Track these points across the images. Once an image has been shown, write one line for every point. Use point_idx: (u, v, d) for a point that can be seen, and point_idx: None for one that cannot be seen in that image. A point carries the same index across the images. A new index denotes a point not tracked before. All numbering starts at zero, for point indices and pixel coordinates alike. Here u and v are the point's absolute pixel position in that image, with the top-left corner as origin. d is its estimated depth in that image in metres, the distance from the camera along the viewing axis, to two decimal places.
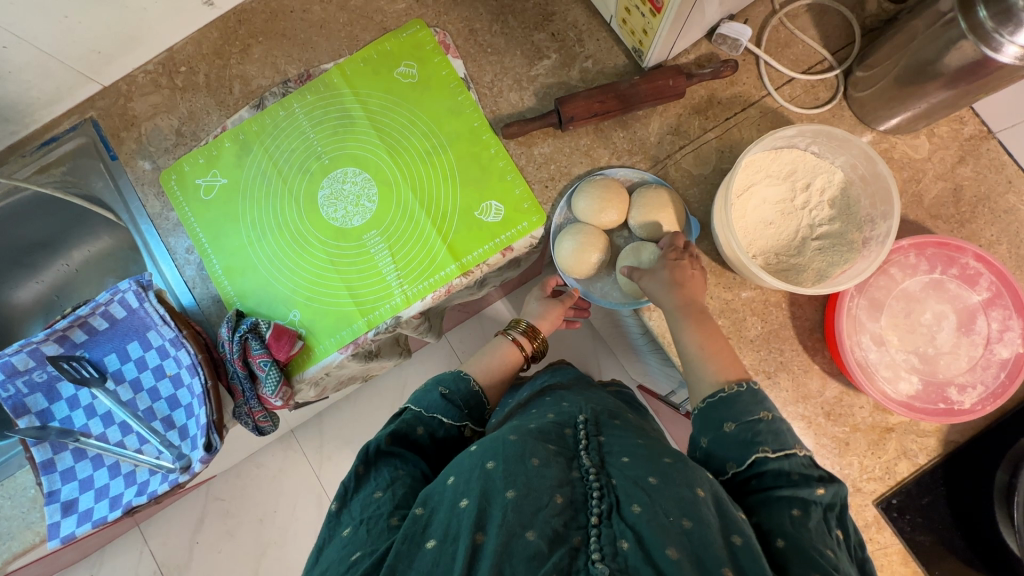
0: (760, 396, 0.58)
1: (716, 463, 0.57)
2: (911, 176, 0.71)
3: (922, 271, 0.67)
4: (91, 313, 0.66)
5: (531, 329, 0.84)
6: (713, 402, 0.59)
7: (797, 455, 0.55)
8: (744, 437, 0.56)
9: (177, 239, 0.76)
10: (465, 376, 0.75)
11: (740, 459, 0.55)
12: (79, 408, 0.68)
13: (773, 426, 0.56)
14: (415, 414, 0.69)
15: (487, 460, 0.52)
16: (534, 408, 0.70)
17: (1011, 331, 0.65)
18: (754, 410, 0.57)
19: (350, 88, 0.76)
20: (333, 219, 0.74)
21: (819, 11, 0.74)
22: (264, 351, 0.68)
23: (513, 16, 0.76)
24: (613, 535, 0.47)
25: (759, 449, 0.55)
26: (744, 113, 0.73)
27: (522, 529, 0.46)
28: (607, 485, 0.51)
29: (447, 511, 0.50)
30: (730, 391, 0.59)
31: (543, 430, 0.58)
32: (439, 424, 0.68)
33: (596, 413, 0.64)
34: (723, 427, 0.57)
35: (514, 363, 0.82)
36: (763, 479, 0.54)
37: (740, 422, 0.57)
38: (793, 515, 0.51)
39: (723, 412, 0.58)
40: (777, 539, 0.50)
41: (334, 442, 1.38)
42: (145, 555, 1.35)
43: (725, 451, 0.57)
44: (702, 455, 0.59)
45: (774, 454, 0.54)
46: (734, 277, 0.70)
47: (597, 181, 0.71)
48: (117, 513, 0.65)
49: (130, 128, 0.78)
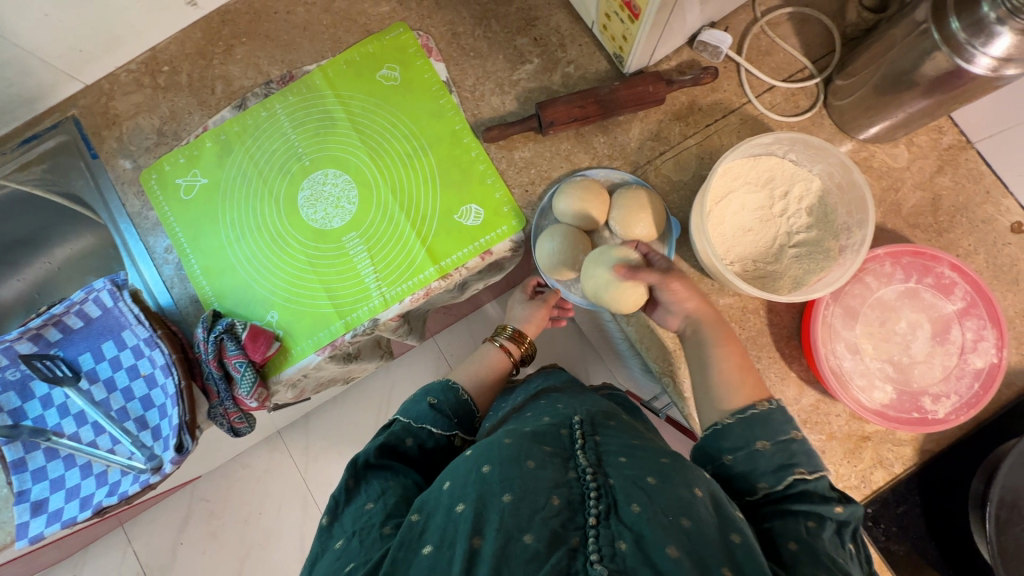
0: (791, 417, 0.58)
1: (743, 481, 0.56)
2: (889, 185, 0.72)
3: (897, 279, 0.67)
4: (65, 312, 0.65)
5: (517, 333, 0.85)
6: (745, 420, 0.58)
7: (826, 476, 0.55)
8: (779, 457, 0.55)
9: (156, 238, 0.76)
10: (453, 386, 0.75)
11: (773, 479, 0.55)
12: (52, 408, 0.68)
13: (805, 447, 0.56)
14: (404, 426, 0.68)
15: (482, 464, 0.52)
16: (528, 411, 0.71)
17: (985, 341, 0.65)
18: (788, 430, 0.57)
19: (333, 90, 0.76)
20: (313, 220, 0.74)
21: (800, 19, 0.74)
22: (240, 351, 0.68)
23: (495, 20, 0.77)
24: (611, 536, 0.46)
25: (793, 470, 0.54)
26: (725, 120, 0.73)
27: (519, 533, 0.46)
28: (605, 486, 0.51)
29: (443, 517, 0.50)
30: (764, 409, 0.58)
31: (538, 432, 0.58)
32: (428, 435, 0.68)
33: (591, 414, 0.65)
34: (756, 445, 0.56)
35: (503, 367, 0.83)
36: (790, 498, 0.54)
37: (774, 441, 0.56)
38: (809, 525, 0.51)
39: (756, 430, 0.57)
40: (789, 543, 0.50)
41: (319, 444, 1.38)
42: (129, 555, 1.34)
43: (756, 469, 0.56)
44: (726, 472, 0.58)
45: (807, 475, 0.54)
46: (713, 283, 0.71)
47: (577, 182, 0.71)
48: (88, 513, 0.65)
49: (112, 126, 0.78)
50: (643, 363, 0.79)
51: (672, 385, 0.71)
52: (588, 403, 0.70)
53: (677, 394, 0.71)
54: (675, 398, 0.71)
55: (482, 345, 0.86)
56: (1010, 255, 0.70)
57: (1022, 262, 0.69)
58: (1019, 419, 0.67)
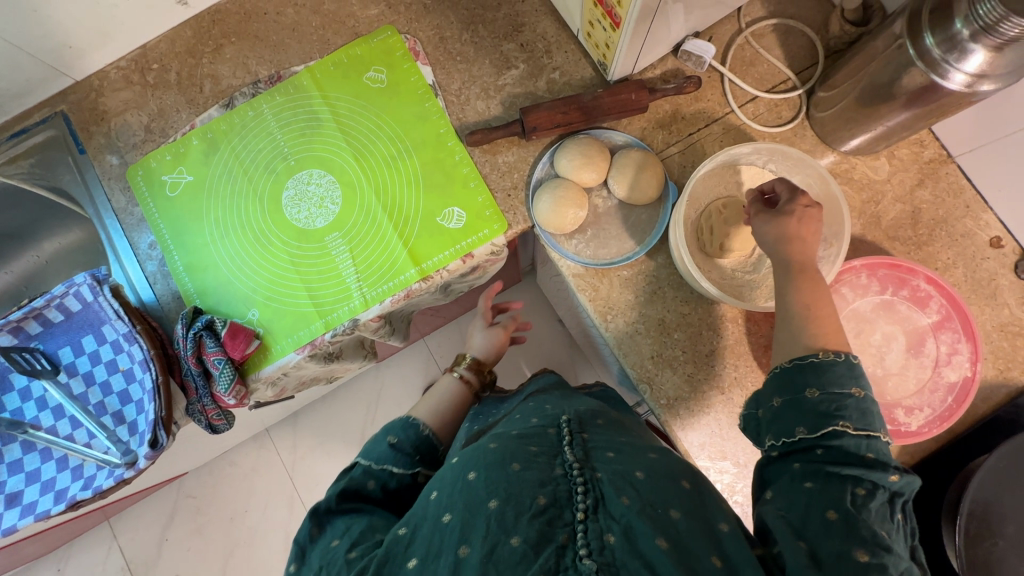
0: (857, 372, 0.50)
1: (782, 425, 0.51)
2: (870, 198, 0.72)
3: (873, 291, 0.67)
4: (46, 305, 0.66)
5: (477, 362, 0.87)
6: (800, 365, 0.52)
7: (879, 439, 0.48)
8: (827, 406, 0.49)
9: (141, 235, 0.76)
10: (413, 422, 0.72)
11: (814, 426, 0.49)
12: (31, 400, 0.68)
13: (862, 405, 0.49)
14: (364, 469, 0.65)
15: (469, 471, 0.53)
16: (517, 412, 0.72)
17: (960, 354, 0.65)
18: (846, 383, 0.49)
19: (320, 91, 0.77)
20: (296, 220, 0.75)
21: (785, 31, 0.75)
22: (219, 349, 0.68)
23: (483, 25, 0.77)
24: (599, 530, 0.46)
25: (838, 422, 0.48)
26: (708, 129, 0.74)
27: (505, 536, 0.46)
28: (592, 480, 0.51)
29: (430, 528, 0.50)
30: (825, 358, 0.51)
31: (525, 434, 0.59)
32: (390, 476, 0.65)
33: (579, 414, 0.65)
34: (804, 392, 0.50)
35: (466, 397, 0.84)
36: (832, 452, 0.47)
37: (825, 390, 0.50)
38: (856, 493, 0.45)
39: (808, 377, 0.51)
40: (828, 509, 0.44)
41: (307, 442, 1.38)
42: (113, 551, 1.34)
43: (798, 414, 0.50)
44: (771, 417, 0.52)
45: (854, 431, 0.47)
46: (692, 291, 0.71)
47: (580, 139, 0.73)
48: (61, 507, 0.65)
49: (100, 122, 0.79)
50: (624, 369, 0.78)
51: (648, 391, 0.70)
52: (578, 404, 0.70)
53: (654, 401, 0.70)
54: (651, 403, 0.71)
55: (442, 376, 0.87)
56: (988, 270, 0.70)
57: (1000, 277, 0.69)
58: (992, 433, 0.67)
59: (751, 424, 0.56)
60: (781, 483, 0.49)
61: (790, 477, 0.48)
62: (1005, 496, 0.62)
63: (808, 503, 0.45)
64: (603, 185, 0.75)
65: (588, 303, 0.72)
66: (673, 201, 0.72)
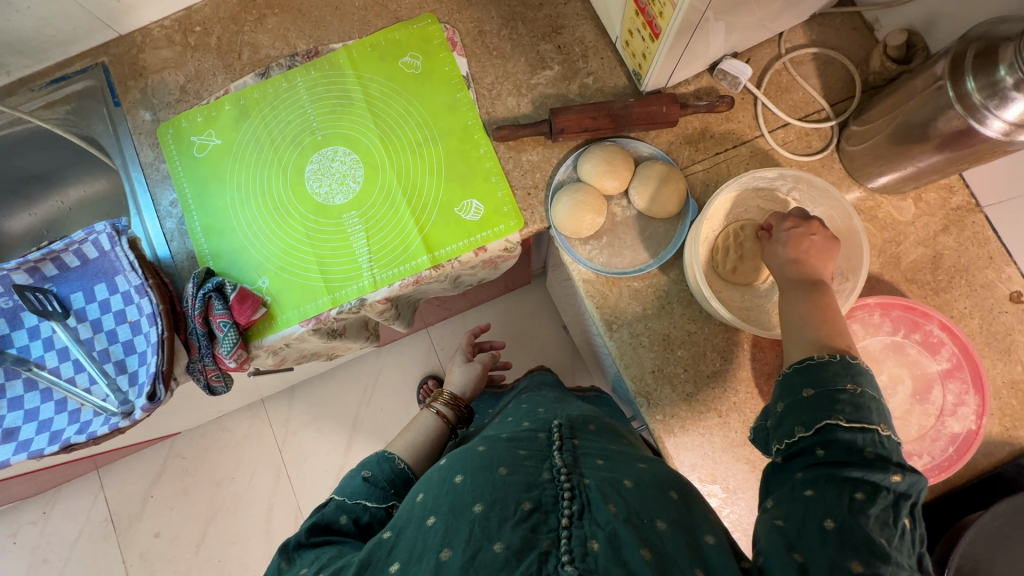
0: (852, 369, 0.49)
1: (783, 427, 0.50)
2: (891, 238, 0.71)
3: (884, 331, 0.66)
4: (65, 249, 0.67)
5: (454, 397, 0.89)
6: (799, 368, 0.52)
7: (877, 432, 0.46)
8: (822, 402, 0.48)
9: (163, 191, 0.77)
10: (389, 457, 0.74)
11: (811, 424, 0.48)
12: (39, 340, 0.70)
13: (858, 400, 0.48)
14: (337, 504, 0.65)
15: (455, 474, 0.53)
16: (510, 415, 0.72)
17: (966, 406, 0.64)
18: (838, 379, 0.48)
19: (354, 70, 0.78)
20: (316, 194, 0.75)
21: (824, 61, 0.75)
22: (226, 312, 0.68)
23: (523, 23, 0.78)
24: (583, 536, 0.46)
25: (831, 417, 0.47)
26: (735, 151, 0.74)
27: (488, 542, 0.45)
28: (579, 486, 0.51)
29: (413, 531, 0.50)
30: (819, 358, 0.51)
31: (515, 438, 0.59)
32: (363, 510, 0.66)
33: (570, 420, 0.65)
34: (801, 393, 0.50)
35: (444, 425, 0.85)
36: (832, 451, 0.46)
37: (821, 389, 0.49)
38: (854, 498, 0.43)
39: (807, 377, 0.50)
40: (826, 519, 0.43)
41: (300, 417, 1.39)
42: (99, 501, 1.36)
43: (796, 414, 0.49)
44: (774, 422, 0.52)
45: (848, 424, 0.46)
46: (701, 309, 0.71)
47: (605, 147, 0.73)
48: (54, 448, 0.65)
49: (138, 78, 0.80)
50: (623, 380, 0.78)
51: (645, 405, 0.70)
52: (571, 410, 0.70)
53: (650, 415, 0.70)
54: (647, 419, 0.71)
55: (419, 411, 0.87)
56: (1005, 324, 0.68)
57: (1016, 332, 0.68)
58: (991, 490, 0.66)
59: (760, 435, 0.54)
60: (782, 491, 0.47)
61: (791, 486, 0.47)
62: (996, 555, 0.61)
63: (805, 513, 0.44)
64: (623, 195, 0.75)
65: (596, 309, 0.72)
66: (691, 218, 0.72)
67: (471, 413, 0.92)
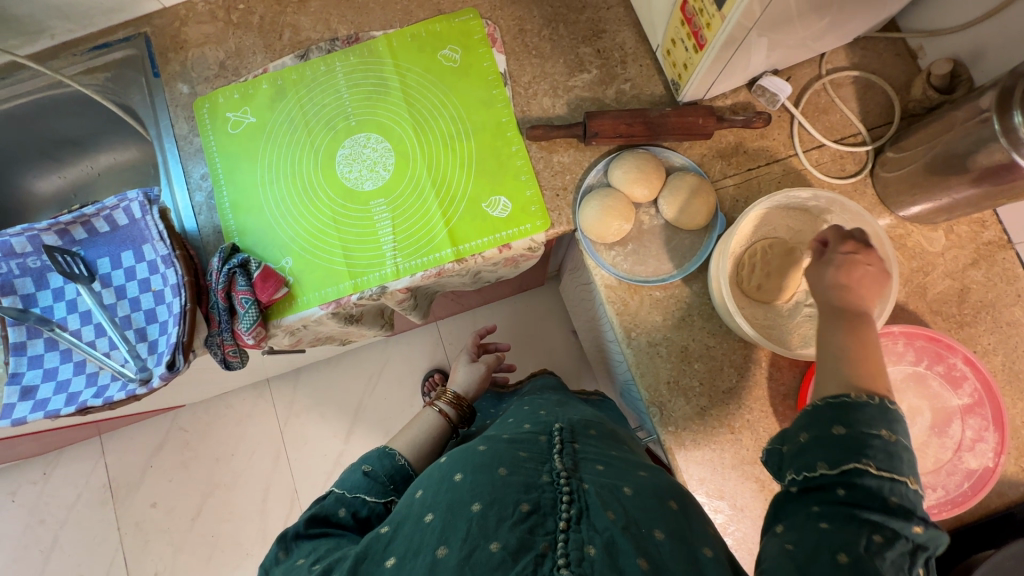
0: (890, 414, 0.47)
1: (803, 460, 0.48)
2: (919, 267, 0.71)
3: (907, 361, 0.65)
4: (96, 214, 0.68)
5: (457, 396, 0.89)
6: (833, 403, 0.49)
7: (905, 484, 0.45)
8: (853, 444, 0.46)
9: (195, 164, 0.78)
10: (390, 453, 0.74)
11: (836, 463, 0.46)
12: (63, 301, 0.70)
13: (891, 447, 0.46)
14: (337, 497, 0.66)
15: (454, 473, 0.54)
16: (511, 416, 0.72)
17: (984, 443, 0.63)
18: (875, 424, 0.46)
19: (393, 59, 0.78)
20: (346, 179, 0.76)
21: (864, 85, 0.74)
22: (248, 288, 0.69)
23: (564, 24, 0.78)
24: (580, 541, 0.46)
25: (861, 461, 0.45)
26: (768, 168, 0.73)
27: (485, 541, 0.45)
28: (578, 490, 0.51)
29: (411, 526, 0.50)
30: (858, 398, 0.48)
31: (516, 439, 0.59)
32: (362, 504, 0.66)
33: (571, 423, 0.65)
34: (830, 429, 0.48)
35: (447, 424, 0.85)
36: (855, 493, 0.45)
37: (853, 429, 0.47)
38: (872, 540, 0.43)
39: (839, 414, 0.48)
40: (839, 553, 0.42)
41: (304, 400, 1.40)
42: (99, 467, 1.37)
43: (821, 450, 0.47)
44: (793, 450, 0.50)
45: (878, 471, 0.45)
46: (721, 324, 0.71)
47: (638, 154, 0.72)
48: (70, 409, 0.66)
49: (179, 50, 0.81)
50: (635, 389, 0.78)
51: (657, 415, 0.70)
52: (572, 413, 0.70)
53: (662, 426, 0.70)
54: (658, 429, 0.70)
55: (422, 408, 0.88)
56: None
57: None
58: (1002, 530, 0.65)
59: (772, 459, 0.53)
60: (796, 518, 0.47)
61: (806, 515, 0.46)
62: None
63: (818, 543, 0.44)
64: (652, 203, 0.75)
65: (615, 316, 0.72)
66: (719, 232, 0.72)
67: (474, 413, 0.91)
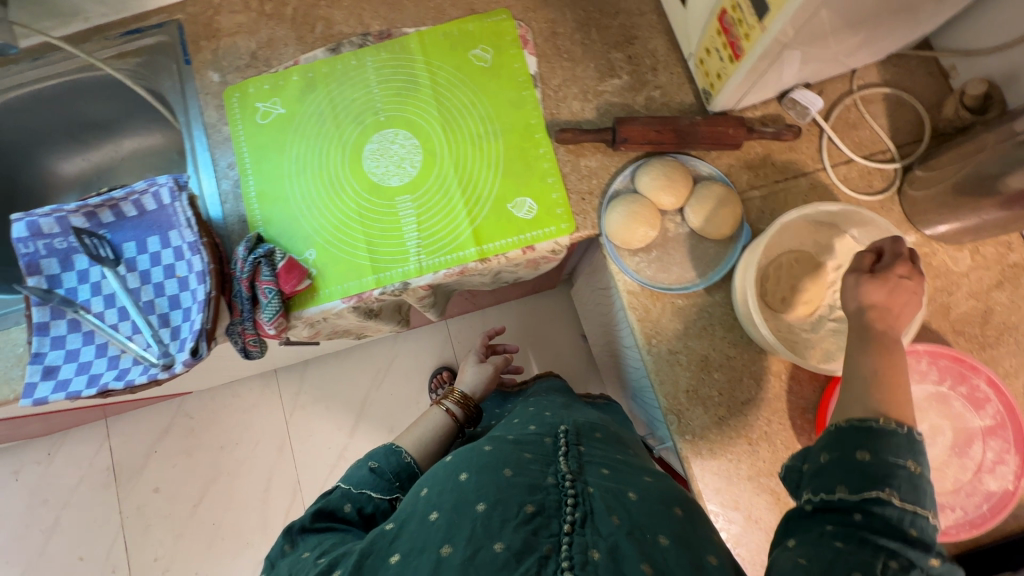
0: (916, 446, 0.47)
1: (823, 479, 0.48)
2: (944, 286, 0.71)
3: (930, 380, 0.65)
4: (125, 198, 0.69)
5: (464, 397, 0.88)
6: (859, 427, 0.49)
7: (926, 517, 0.44)
8: (876, 471, 0.46)
9: (222, 152, 0.78)
10: (397, 450, 0.74)
11: (857, 488, 0.45)
12: (87, 283, 0.70)
13: (915, 480, 0.45)
14: (343, 493, 0.67)
15: (460, 472, 0.54)
16: (515, 417, 0.72)
17: (1004, 465, 0.63)
18: (903, 453, 0.46)
19: (424, 57, 0.78)
20: (373, 174, 0.76)
21: (894, 102, 0.74)
22: (272, 279, 0.69)
23: (596, 29, 0.78)
24: (585, 544, 0.46)
25: (884, 489, 0.45)
26: (795, 181, 0.73)
27: (489, 541, 0.45)
28: (583, 494, 0.51)
29: (416, 524, 0.50)
30: (887, 424, 0.48)
31: (521, 440, 0.60)
32: (367, 500, 0.67)
33: (576, 425, 0.65)
34: (854, 452, 0.47)
35: (454, 423, 0.85)
36: (873, 519, 0.44)
37: (877, 456, 0.46)
38: (888, 566, 0.41)
39: (864, 439, 0.48)
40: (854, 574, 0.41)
41: (310, 393, 1.40)
42: (103, 450, 1.37)
43: (843, 472, 0.47)
44: (812, 469, 0.49)
45: (900, 502, 0.44)
46: (742, 334, 0.71)
47: (666, 162, 0.72)
48: (91, 391, 0.66)
49: (211, 39, 0.81)
50: (651, 396, 0.78)
51: (675, 424, 0.70)
52: (578, 416, 0.70)
53: (679, 435, 0.70)
54: (675, 438, 0.70)
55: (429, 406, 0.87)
56: None
57: None
58: None
59: (790, 477, 0.52)
60: (808, 536, 0.46)
61: (820, 534, 0.45)
62: None
63: (833, 561, 0.42)
64: (677, 212, 0.74)
65: (636, 322, 0.72)
66: (743, 243, 0.72)
67: (480, 413, 0.91)
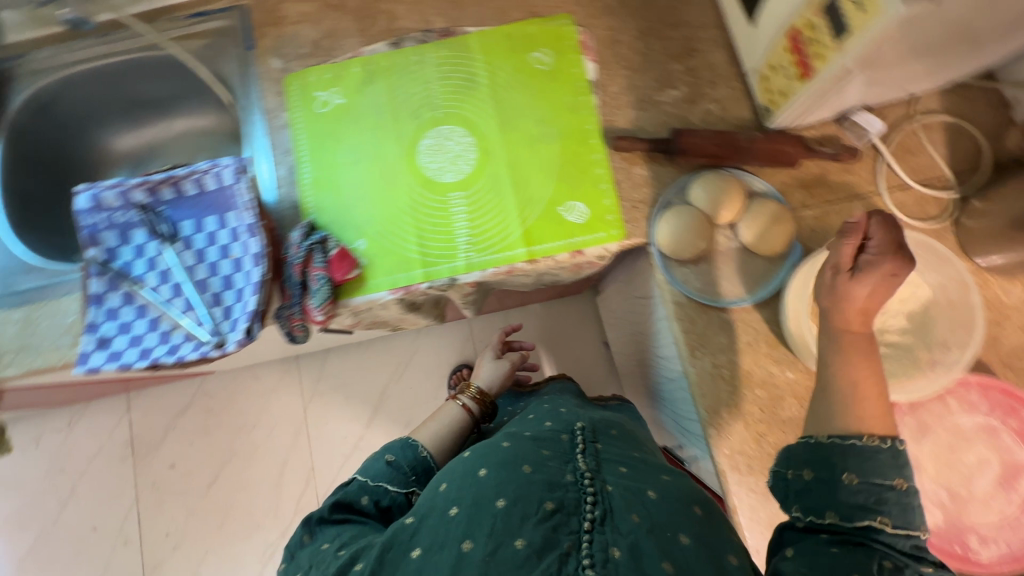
0: (903, 463, 0.47)
1: (812, 504, 0.48)
2: (995, 318, 0.70)
3: (981, 412, 0.66)
4: (187, 177, 0.70)
5: (481, 392, 0.87)
6: (841, 447, 0.48)
7: (918, 534, 0.46)
8: (866, 497, 0.46)
9: (279, 138, 0.79)
10: (412, 444, 0.75)
11: (847, 515, 0.46)
12: (143, 258, 0.71)
13: (905, 498, 0.46)
14: (359, 485, 0.67)
15: (479, 468, 0.54)
16: (529, 413, 0.73)
17: None
18: (889, 476, 0.46)
19: (484, 56, 0.79)
20: (427, 169, 0.77)
21: (954, 130, 0.74)
22: (324, 265, 0.70)
23: (657, 40, 0.79)
24: (605, 542, 0.46)
25: (875, 516, 0.46)
26: (849, 203, 0.73)
27: (510, 537, 0.46)
28: (602, 492, 0.51)
29: (435, 519, 0.50)
30: (870, 445, 0.47)
31: (538, 437, 0.60)
32: (384, 493, 0.67)
33: (592, 423, 0.65)
34: (840, 476, 0.47)
35: (469, 418, 0.84)
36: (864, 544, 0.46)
37: (865, 480, 0.47)
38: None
39: (850, 462, 0.48)
40: None
41: (329, 381, 1.41)
42: (122, 423, 1.38)
43: (830, 499, 0.47)
44: (798, 489, 0.50)
45: (893, 527, 0.46)
46: (787, 353, 0.71)
47: (722, 176, 0.72)
48: (143, 364, 0.67)
49: (274, 26, 0.82)
50: (687, 409, 0.77)
51: (714, 437, 0.70)
52: (593, 413, 0.70)
53: (717, 449, 0.69)
54: (713, 451, 0.70)
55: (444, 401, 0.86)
56: None
57: None
58: None
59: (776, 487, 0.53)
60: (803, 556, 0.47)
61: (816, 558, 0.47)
62: None
63: None
64: (728, 226, 0.75)
65: (681, 334, 0.72)
66: (794, 261, 0.72)
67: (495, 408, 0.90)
